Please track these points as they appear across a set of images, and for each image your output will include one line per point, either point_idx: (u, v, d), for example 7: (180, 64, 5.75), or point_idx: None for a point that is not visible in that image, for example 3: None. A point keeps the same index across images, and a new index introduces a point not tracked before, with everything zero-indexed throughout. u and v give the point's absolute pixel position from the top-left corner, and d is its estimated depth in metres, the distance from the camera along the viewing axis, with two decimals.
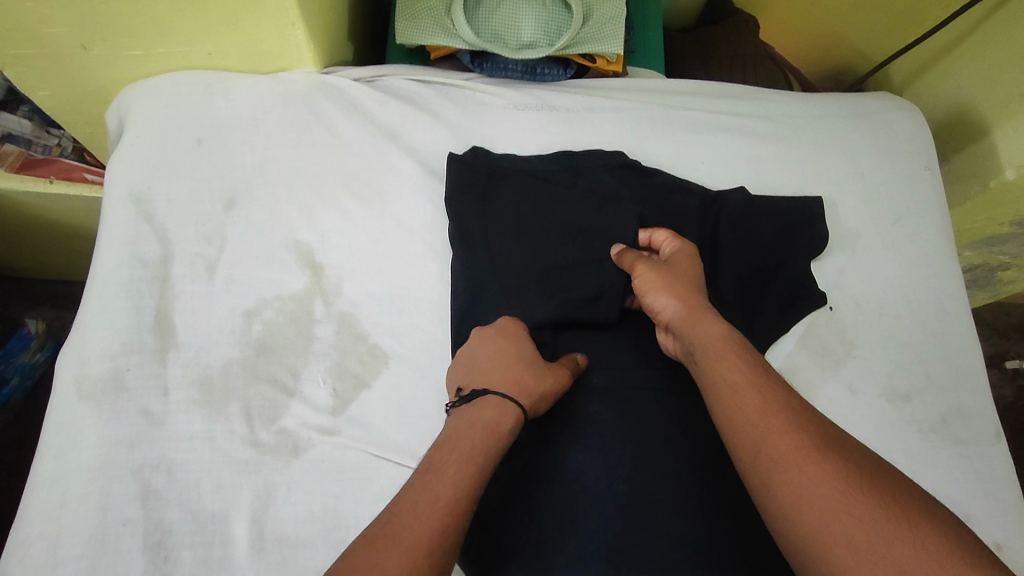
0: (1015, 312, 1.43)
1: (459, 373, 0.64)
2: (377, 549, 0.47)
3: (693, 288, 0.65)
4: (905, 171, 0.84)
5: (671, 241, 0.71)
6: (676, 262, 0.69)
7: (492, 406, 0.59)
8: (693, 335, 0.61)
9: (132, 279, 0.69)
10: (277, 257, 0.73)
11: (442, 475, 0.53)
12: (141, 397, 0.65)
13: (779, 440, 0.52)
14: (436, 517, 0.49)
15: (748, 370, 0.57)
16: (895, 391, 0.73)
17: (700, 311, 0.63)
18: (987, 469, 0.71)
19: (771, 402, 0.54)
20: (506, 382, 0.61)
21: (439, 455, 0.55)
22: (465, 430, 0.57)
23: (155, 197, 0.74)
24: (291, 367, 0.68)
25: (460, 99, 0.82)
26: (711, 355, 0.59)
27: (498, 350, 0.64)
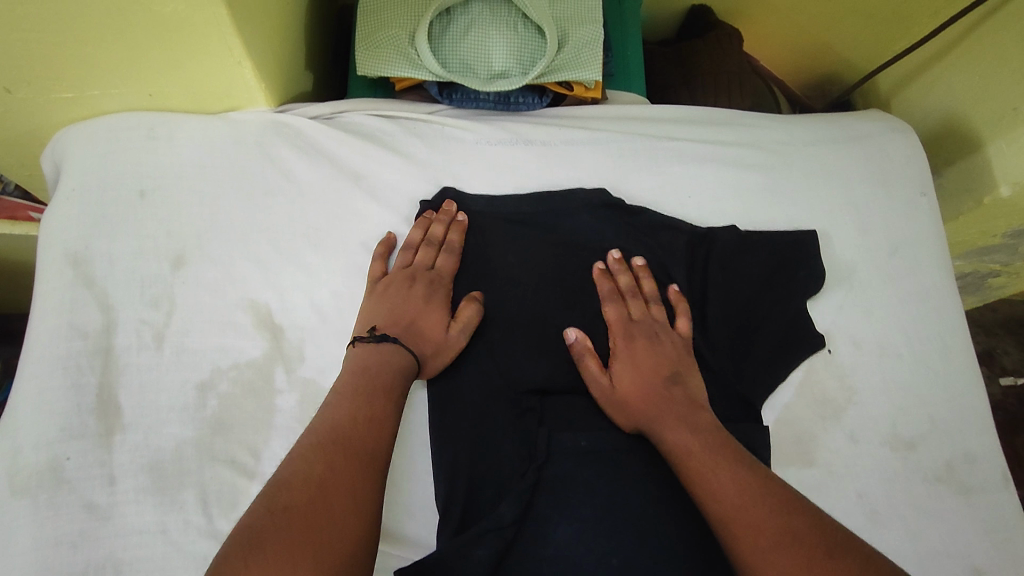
0: (1001, 310, 1.40)
1: (377, 307, 0.65)
2: (327, 460, 0.50)
3: (657, 386, 0.64)
4: (901, 197, 0.79)
5: (616, 328, 0.68)
6: (624, 369, 0.65)
7: (400, 354, 0.61)
8: (664, 440, 0.60)
9: (69, 353, 0.63)
10: (232, 321, 0.66)
11: (373, 399, 0.57)
12: (85, 489, 0.59)
13: (763, 540, 0.50)
14: (374, 432, 0.55)
15: (723, 463, 0.56)
16: (899, 438, 0.69)
17: (668, 407, 0.62)
18: (997, 518, 0.67)
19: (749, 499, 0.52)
20: (419, 342, 0.63)
21: (364, 380, 0.58)
22: (377, 369, 0.60)
23: (94, 257, 0.67)
24: (251, 445, 0.62)
25: (428, 136, 0.76)
26: (685, 457, 0.57)
27: (422, 306, 0.66)
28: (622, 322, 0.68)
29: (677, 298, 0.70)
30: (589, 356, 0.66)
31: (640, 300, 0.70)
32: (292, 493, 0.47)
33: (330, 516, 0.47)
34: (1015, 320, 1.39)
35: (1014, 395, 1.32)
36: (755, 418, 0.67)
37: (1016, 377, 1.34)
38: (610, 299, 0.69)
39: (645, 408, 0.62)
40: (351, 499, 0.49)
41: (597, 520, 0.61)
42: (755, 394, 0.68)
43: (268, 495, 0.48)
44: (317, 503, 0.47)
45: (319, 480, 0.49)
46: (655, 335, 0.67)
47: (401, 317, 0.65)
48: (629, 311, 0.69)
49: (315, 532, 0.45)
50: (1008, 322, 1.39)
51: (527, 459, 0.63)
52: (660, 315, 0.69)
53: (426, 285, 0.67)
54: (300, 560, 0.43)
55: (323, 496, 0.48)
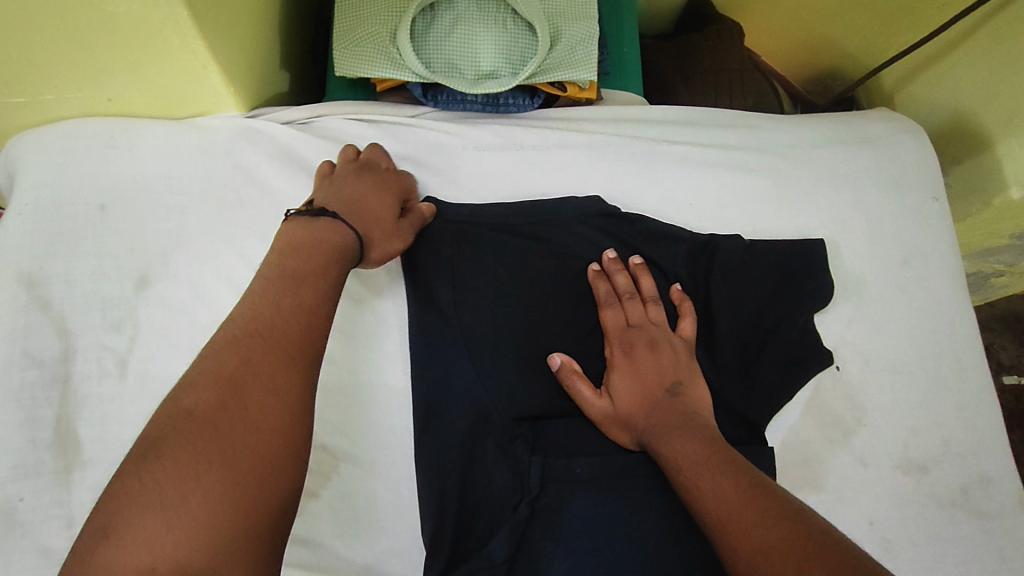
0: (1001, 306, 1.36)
1: (319, 189, 0.60)
2: (242, 354, 0.44)
3: (658, 395, 0.60)
4: (911, 202, 0.76)
5: (614, 337, 0.64)
6: (622, 381, 0.61)
7: (341, 229, 0.56)
8: (661, 453, 0.56)
9: (23, 384, 0.58)
10: (201, 345, 0.62)
11: (303, 283, 0.50)
12: (42, 531, 0.55)
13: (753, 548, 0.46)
14: (302, 326, 0.48)
15: (719, 471, 0.52)
16: (911, 462, 0.66)
17: (671, 417, 0.58)
18: (1012, 544, 0.64)
19: (742, 506, 0.49)
20: (362, 223, 0.58)
21: (294, 262, 0.52)
22: (313, 238, 0.54)
23: (49, 278, 0.62)
24: None
25: (412, 141, 0.71)
26: (681, 467, 0.54)
27: (370, 191, 0.61)
28: (620, 329, 0.65)
29: (680, 297, 0.67)
30: (578, 376, 0.62)
31: (638, 303, 0.66)
32: (200, 395, 0.41)
33: (243, 420, 0.41)
34: (1016, 316, 1.34)
35: (1013, 396, 1.29)
36: (761, 443, 0.64)
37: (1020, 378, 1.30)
38: (607, 305, 0.65)
39: (646, 418, 0.59)
40: (272, 402, 0.43)
41: (595, 557, 0.57)
42: (760, 415, 0.64)
43: (173, 399, 0.42)
44: (228, 407, 0.42)
45: (233, 382, 0.43)
46: (654, 342, 0.63)
47: (345, 198, 0.60)
48: (627, 317, 0.65)
49: (226, 439, 0.40)
50: (1008, 318, 1.34)
51: (520, 490, 0.59)
52: (660, 319, 0.65)
53: (374, 178, 0.63)
54: (205, 476, 0.38)
55: (236, 396, 0.42)
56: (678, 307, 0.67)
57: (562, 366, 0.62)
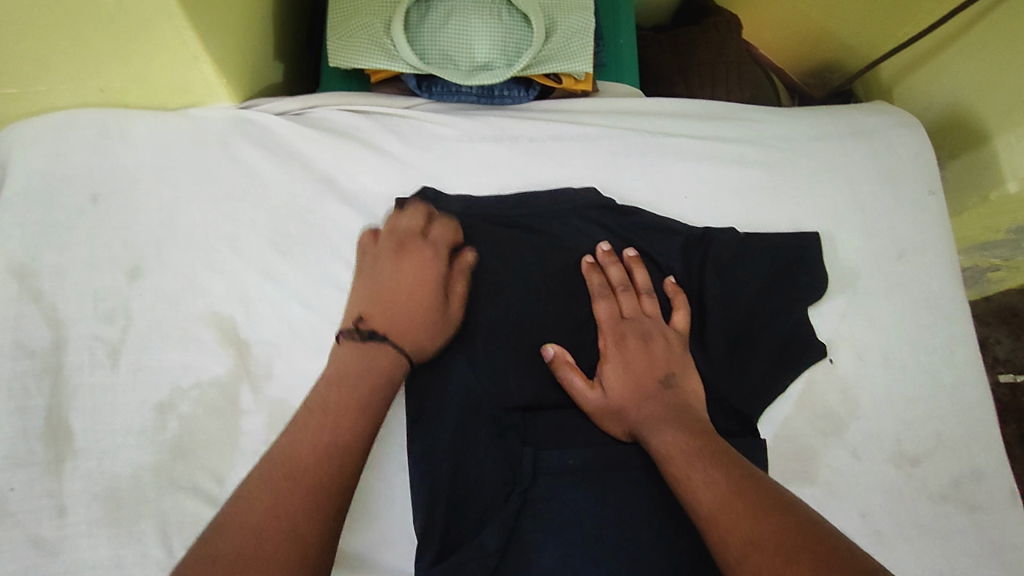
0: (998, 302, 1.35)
1: (366, 296, 0.60)
2: (272, 498, 0.45)
3: (652, 385, 0.60)
4: (906, 196, 0.75)
5: (608, 329, 0.64)
6: (615, 373, 0.61)
7: (387, 352, 0.55)
8: (652, 445, 0.56)
9: (16, 375, 0.58)
10: (193, 336, 0.61)
11: (342, 417, 0.50)
12: (31, 521, 0.55)
13: (744, 541, 0.46)
14: (335, 465, 0.48)
15: (710, 465, 0.52)
16: (903, 455, 0.66)
17: (664, 409, 0.58)
18: (1004, 538, 0.64)
19: (732, 500, 0.49)
20: (409, 336, 0.57)
21: (339, 392, 0.52)
22: (361, 369, 0.54)
23: (41, 269, 0.62)
24: (215, 471, 0.58)
25: (405, 132, 0.71)
26: (670, 459, 0.54)
27: (413, 287, 0.60)
28: (614, 321, 0.64)
29: (675, 291, 0.66)
30: (571, 366, 0.62)
31: (631, 295, 0.65)
32: (223, 546, 0.42)
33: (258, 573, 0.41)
34: (1011, 309, 1.32)
35: (1007, 390, 1.29)
36: (753, 435, 0.64)
37: (1016, 375, 1.30)
38: (600, 297, 0.65)
39: (639, 410, 0.59)
40: (290, 557, 0.43)
41: (585, 546, 0.57)
42: (752, 408, 0.64)
43: (205, 539, 0.43)
44: (251, 556, 0.42)
45: (258, 532, 0.43)
46: (647, 334, 0.63)
47: (389, 301, 0.59)
48: (621, 309, 0.65)
49: None
50: (1003, 313, 1.34)
51: (511, 480, 0.60)
52: (654, 311, 0.65)
53: (416, 262, 0.61)
54: None
55: (256, 545, 0.43)
56: (672, 299, 0.67)
57: (555, 356, 0.63)
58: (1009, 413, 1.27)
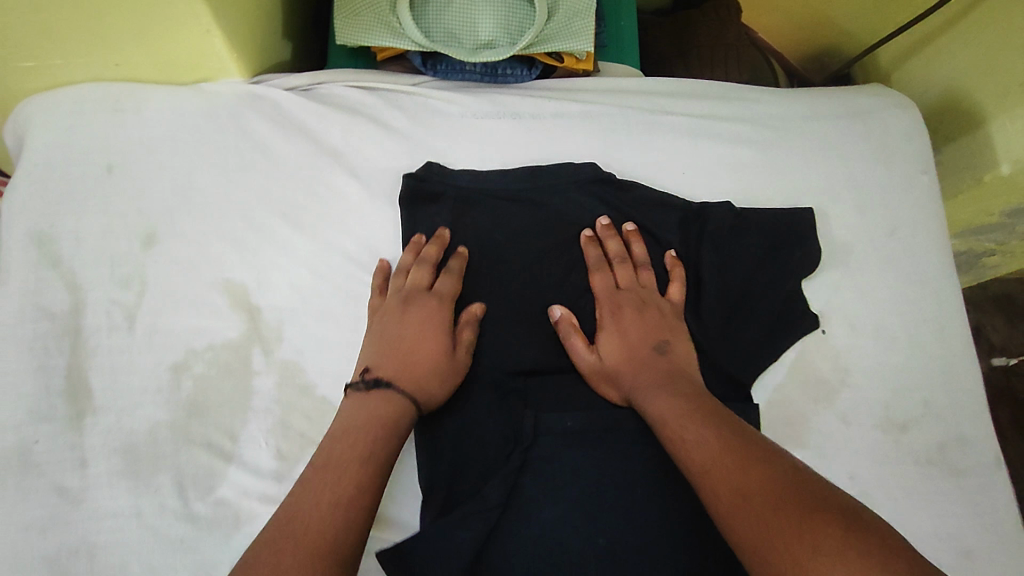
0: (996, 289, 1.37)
1: (373, 346, 0.62)
2: (268, 555, 0.45)
3: (643, 351, 0.62)
4: (900, 174, 0.77)
5: (603, 299, 0.66)
6: (611, 340, 0.63)
7: (391, 402, 0.57)
8: (645, 410, 0.59)
9: (37, 335, 0.61)
10: (206, 301, 0.64)
11: (341, 470, 0.52)
12: (55, 473, 0.58)
13: (730, 486, 0.48)
14: (332, 518, 0.48)
15: (699, 424, 0.54)
16: (891, 421, 0.68)
17: (654, 373, 0.60)
18: (988, 502, 0.67)
19: (720, 451, 0.51)
20: (413, 387, 0.59)
21: (338, 448, 0.54)
22: (364, 424, 0.56)
23: (61, 236, 0.64)
24: (228, 428, 0.61)
25: (411, 108, 0.73)
26: (661, 420, 0.57)
27: (417, 338, 0.62)
28: (609, 292, 0.66)
29: (674, 263, 0.69)
30: (570, 331, 0.64)
31: (628, 267, 0.68)
32: None
33: None
34: (1007, 297, 1.35)
35: (1003, 377, 1.31)
36: (745, 400, 0.66)
37: (1010, 358, 1.32)
38: (596, 269, 0.67)
39: (632, 376, 0.61)
40: None
41: (581, 503, 0.60)
42: (745, 376, 0.67)
43: None
44: None
45: None
46: (642, 304, 0.65)
47: (396, 352, 0.61)
48: (616, 281, 0.67)
49: None
50: (1001, 301, 1.35)
51: (513, 441, 0.62)
52: (650, 283, 0.67)
53: (419, 314, 0.63)
54: None
55: None
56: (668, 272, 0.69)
57: (557, 319, 0.65)
58: (1004, 399, 1.29)
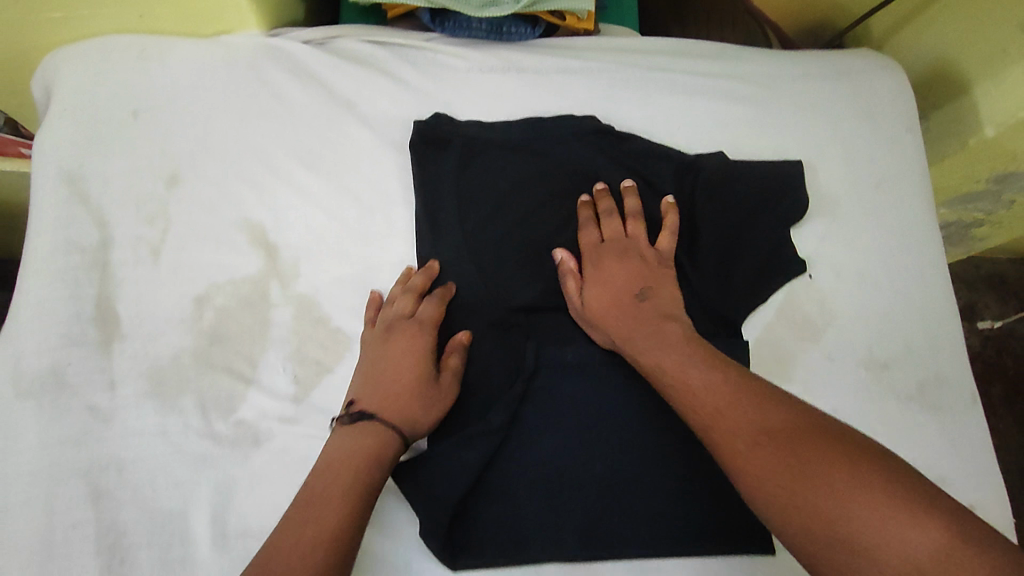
0: (983, 266, 1.40)
1: (358, 376, 0.63)
2: None
3: (627, 300, 0.63)
4: (887, 131, 0.80)
5: (588, 254, 0.68)
6: (596, 288, 0.65)
7: (373, 435, 0.58)
8: (638, 360, 0.60)
9: (67, 267, 0.64)
10: (227, 238, 0.67)
11: (324, 508, 0.52)
12: (87, 393, 0.62)
13: (727, 432, 0.50)
14: (318, 555, 0.49)
15: (690, 369, 0.56)
16: (874, 359, 0.72)
17: (637, 322, 0.61)
18: (964, 434, 0.71)
19: (713, 396, 0.53)
20: (398, 419, 0.60)
21: (321, 483, 0.54)
22: (350, 455, 0.56)
23: (89, 177, 0.68)
24: (248, 356, 0.64)
25: (420, 62, 0.76)
26: (655, 373, 0.58)
27: (402, 366, 0.62)
28: (594, 246, 0.68)
29: (666, 211, 0.70)
30: (563, 277, 0.67)
31: (616, 220, 0.69)
32: None
33: None
34: (999, 278, 1.39)
35: (992, 349, 1.34)
36: (736, 337, 0.70)
37: (993, 324, 1.36)
38: (584, 224, 0.69)
39: (620, 325, 0.62)
40: None
41: (578, 432, 0.65)
42: (735, 315, 0.71)
43: None
44: None
45: None
46: (626, 253, 0.67)
47: (380, 383, 0.62)
48: (602, 234, 0.69)
49: None
50: (993, 280, 1.39)
51: (516, 371, 0.66)
52: (636, 233, 0.68)
53: (403, 343, 0.63)
54: None
55: None
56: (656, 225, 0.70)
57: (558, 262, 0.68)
58: (993, 371, 1.32)
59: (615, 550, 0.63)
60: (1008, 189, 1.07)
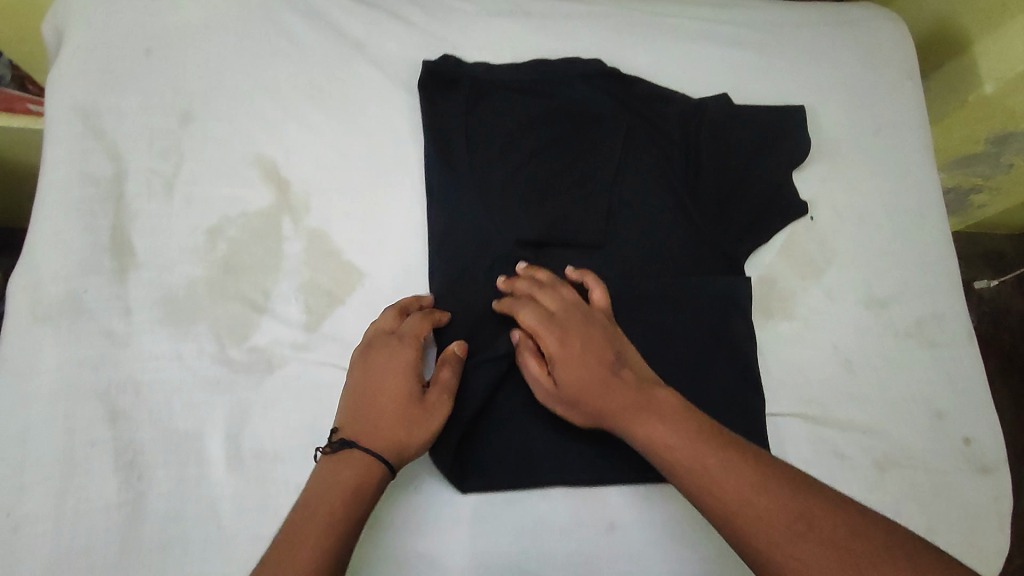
0: (982, 242, 1.40)
1: (341, 404, 0.59)
2: None
3: (606, 372, 0.58)
4: (887, 80, 0.82)
5: (543, 337, 0.60)
6: (565, 369, 0.58)
7: (354, 462, 0.53)
8: (637, 436, 0.55)
9: (83, 198, 0.65)
10: (240, 173, 0.68)
11: (299, 549, 0.48)
12: (103, 318, 0.63)
13: (768, 528, 0.47)
14: None
15: (705, 452, 0.51)
16: (874, 298, 0.74)
17: (625, 397, 0.56)
18: (958, 369, 0.73)
19: (744, 487, 0.49)
20: (381, 442, 0.55)
21: (298, 521, 0.50)
22: (325, 491, 0.52)
23: (102, 112, 0.69)
24: (261, 286, 0.66)
25: (429, 6, 0.77)
26: (663, 454, 0.53)
27: (384, 383, 0.58)
28: (544, 322, 0.61)
29: (583, 275, 0.66)
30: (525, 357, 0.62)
31: (556, 292, 0.63)
32: None
33: None
34: (998, 253, 1.40)
35: (988, 322, 1.35)
36: (738, 274, 0.71)
37: (990, 281, 1.37)
38: (523, 305, 0.62)
39: (608, 402, 0.57)
40: None
41: None
42: (738, 252, 0.72)
43: None
44: None
45: None
46: (584, 321, 0.61)
47: (361, 405, 0.57)
48: (545, 308, 0.62)
49: None
50: (992, 258, 1.39)
51: None
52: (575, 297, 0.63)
53: (386, 358, 0.59)
54: None
55: None
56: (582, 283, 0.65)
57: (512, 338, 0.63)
58: (989, 342, 1.33)
59: (618, 474, 0.65)
60: (1007, 150, 1.07)
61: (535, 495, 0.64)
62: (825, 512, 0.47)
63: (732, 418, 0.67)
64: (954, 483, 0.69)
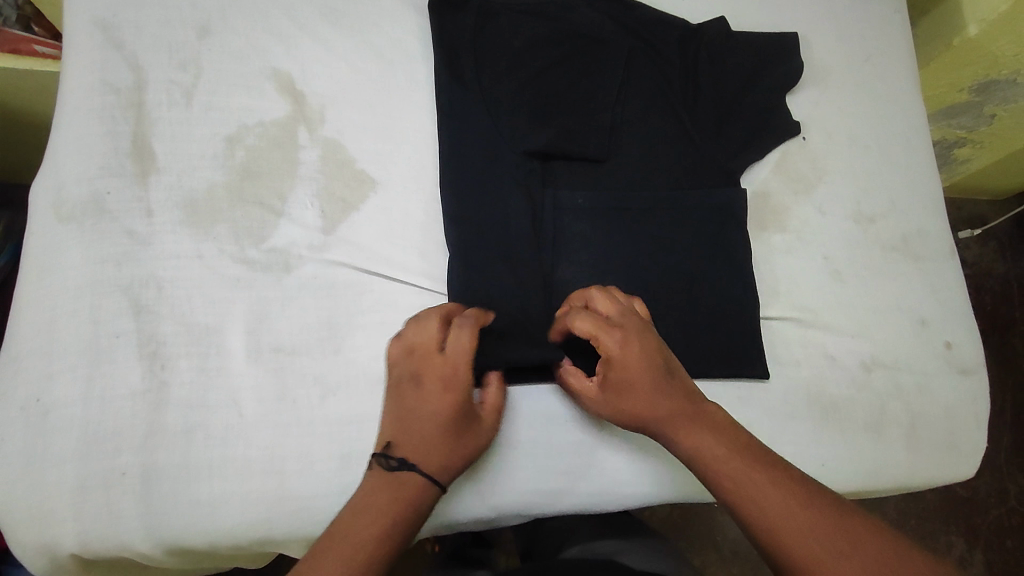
0: (965, 207, 1.43)
1: (392, 420, 0.57)
2: None
3: (658, 379, 0.58)
4: (875, 12, 0.85)
5: (600, 338, 0.58)
6: (623, 373, 0.58)
7: (415, 479, 0.54)
8: (683, 444, 0.57)
9: (104, 106, 0.67)
10: (257, 85, 0.71)
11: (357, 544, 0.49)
12: (125, 218, 0.65)
13: (812, 542, 0.49)
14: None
15: (753, 466, 0.54)
16: (861, 214, 0.77)
17: (677, 407, 0.58)
18: (941, 280, 0.77)
19: (790, 502, 0.51)
20: (442, 468, 0.56)
21: (356, 520, 0.51)
22: (383, 499, 0.52)
23: (121, 24, 0.70)
24: (279, 191, 0.68)
25: None
26: (709, 463, 0.55)
27: (443, 413, 0.56)
28: (600, 324, 0.58)
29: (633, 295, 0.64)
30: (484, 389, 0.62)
31: (607, 297, 0.60)
32: None
33: None
34: (980, 219, 1.43)
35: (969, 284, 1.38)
36: (735, 186, 0.75)
37: (973, 231, 1.41)
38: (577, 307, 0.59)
39: (656, 410, 0.58)
40: None
41: (592, 265, 0.70)
42: (735, 166, 0.75)
43: None
44: None
45: None
46: (641, 329, 0.59)
47: (418, 430, 0.56)
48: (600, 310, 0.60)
49: None
50: (974, 221, 1.43)
51: (530, 211, 0.70)
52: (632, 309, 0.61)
53: (445, 385, 0.57)
54: None
55: None
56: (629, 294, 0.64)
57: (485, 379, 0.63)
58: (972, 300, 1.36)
59: None
60: (990, 100, 1.11)
61: (541, 389, 0.68)
62: (860, 526, 0.49)
63: (728, 317, 0.71)
64: (935, 385, 0.73)
